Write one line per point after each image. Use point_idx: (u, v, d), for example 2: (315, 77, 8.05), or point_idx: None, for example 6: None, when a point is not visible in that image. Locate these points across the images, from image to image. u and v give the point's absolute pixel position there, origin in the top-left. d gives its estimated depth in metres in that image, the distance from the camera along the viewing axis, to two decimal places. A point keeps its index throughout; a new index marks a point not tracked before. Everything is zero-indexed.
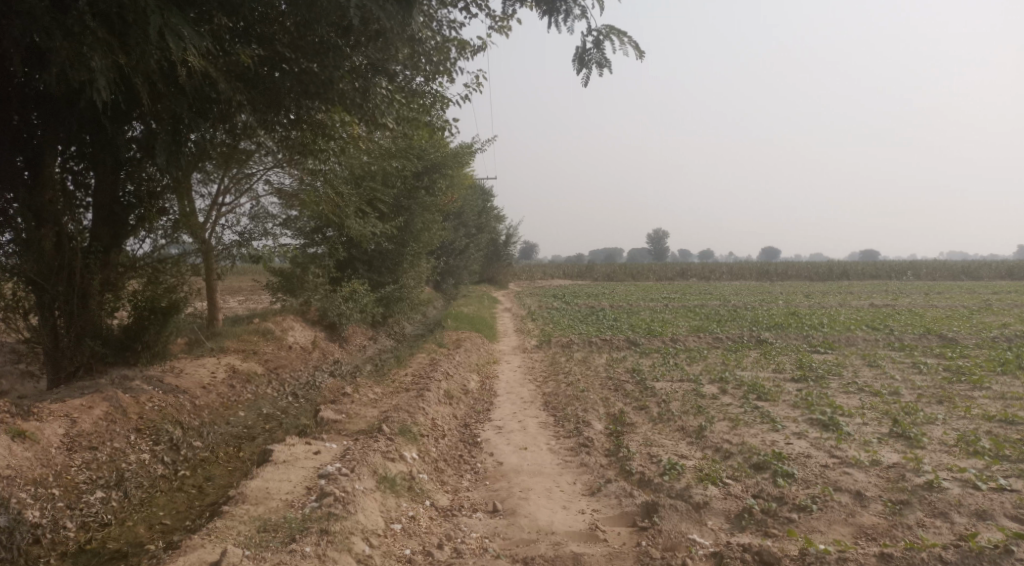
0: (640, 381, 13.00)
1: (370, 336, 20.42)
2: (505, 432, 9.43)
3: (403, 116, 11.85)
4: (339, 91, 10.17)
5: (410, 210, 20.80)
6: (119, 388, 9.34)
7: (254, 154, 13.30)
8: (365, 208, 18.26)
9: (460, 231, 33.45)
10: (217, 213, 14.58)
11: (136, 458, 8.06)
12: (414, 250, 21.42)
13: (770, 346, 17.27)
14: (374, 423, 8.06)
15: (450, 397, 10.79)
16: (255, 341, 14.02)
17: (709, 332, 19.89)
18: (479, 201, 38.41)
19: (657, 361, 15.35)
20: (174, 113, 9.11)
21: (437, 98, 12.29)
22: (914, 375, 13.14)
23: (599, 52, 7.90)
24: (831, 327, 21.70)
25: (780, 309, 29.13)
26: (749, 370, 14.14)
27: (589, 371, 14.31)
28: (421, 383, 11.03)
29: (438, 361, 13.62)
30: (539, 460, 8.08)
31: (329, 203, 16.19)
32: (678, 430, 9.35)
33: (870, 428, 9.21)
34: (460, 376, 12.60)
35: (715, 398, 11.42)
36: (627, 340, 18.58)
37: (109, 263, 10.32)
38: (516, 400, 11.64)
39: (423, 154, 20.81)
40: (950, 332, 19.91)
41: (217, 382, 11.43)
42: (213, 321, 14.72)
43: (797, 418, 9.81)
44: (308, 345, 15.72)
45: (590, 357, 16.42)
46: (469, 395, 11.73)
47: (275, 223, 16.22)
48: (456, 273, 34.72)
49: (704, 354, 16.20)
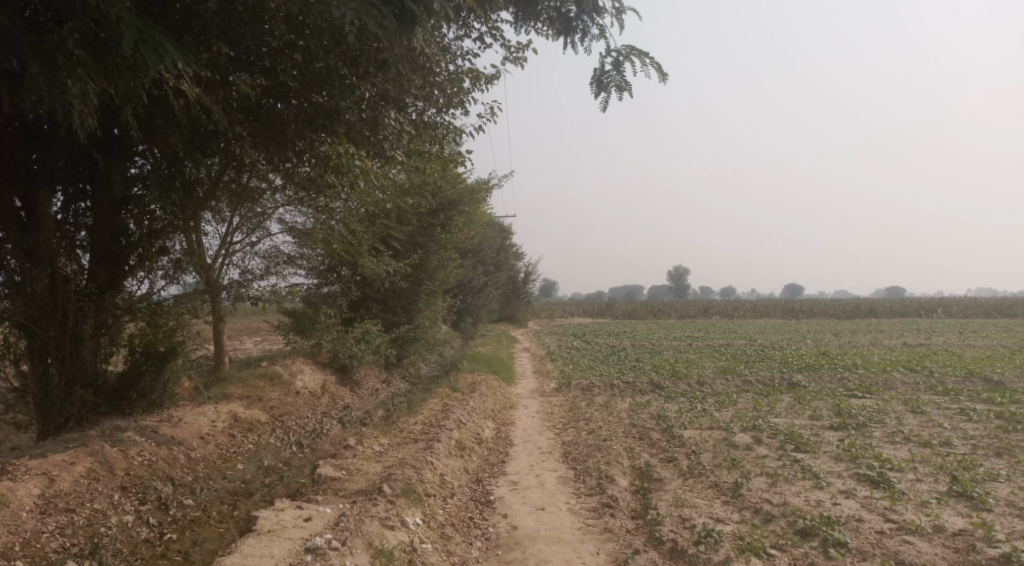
0: (666, 429, 12.14)
1: (384, 379, 19.74)
2: (520, 489, 8.65)
3: (412, 151, 11.48)
4: (344, 121, 9.81)
5: (425, 248, 20.31)
6: (108, 440, 8.74)
7: (265, 192, 12.93)
8: (378, 246, 17.82)
9: (477, 270, 32.96)
10: (228, 252, 14.18)
11: (118, 520, 7.43)
12: (430, 289, 20.88)
13: (803, 389, 16.29)
14: (375, 482, 7.35)
15: (462, 448, 10.04)
16: (260, 387, 13.42)
17: (737, 374, 18.93)
18: (497, 239, 38.05)
19: (684, 406, 14.48)
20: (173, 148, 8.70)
21: (449, 130, 11.89)
22: (965, 423, 12.12)
23: (618, 74, 7.38)
24: (866, 369, 20.61)
25: (809, 348, 28.01)
26: (783, 417, 13.20)
27: (612, 418, 13.47)
28: (431, 433, 10.30)
29: (451, 407, 12.89)
30: (557, 524, 7.29)
31: (341, 241, 15.75)
32: (711, 488, 8.50)
33: (925, 486, 8.29)
34: (474, 425, 11.85)
35: (749, 449, 10.54)
36: (651, 383, 17.70)
37: (104, 307, 9.82)
38: (533, 451, 10.85)
39: (438, 191, 20.40)
40: (994, 375, 18.75)
41: (217, 431, 10.82)
42: (219, 365, 14.19)
43: (843, 473, 8.91)
44: (317, 390, 15.12)
45: (612, 401, 15.58)
46: (483, 445, 10.96)
47: (288, 262, 15.76)
48: (474, 311, 34.13)
49: (734, 398, 15.28)
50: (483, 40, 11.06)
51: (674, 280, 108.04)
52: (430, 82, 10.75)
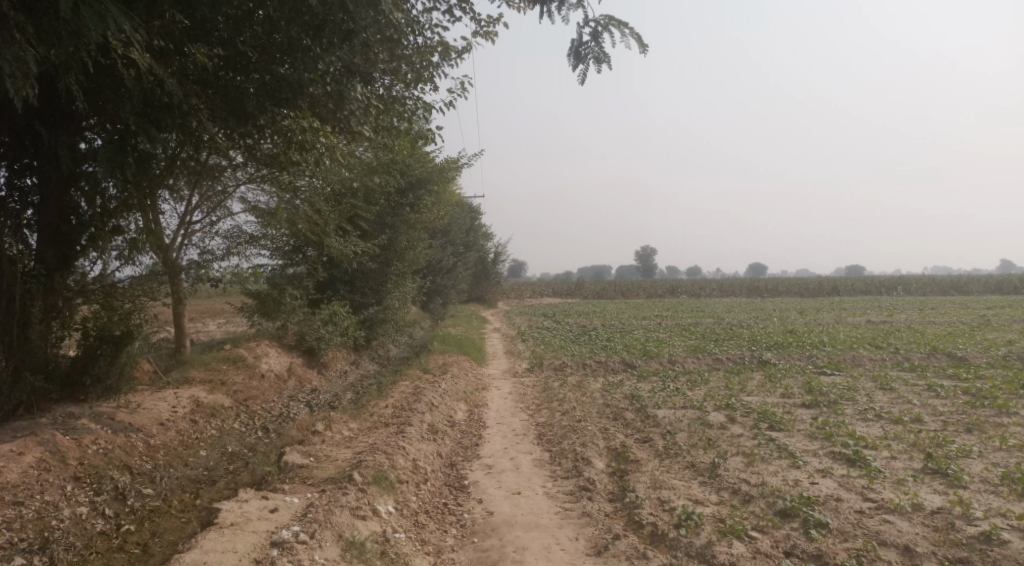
0: (640, 409, 12.03)
1: (352, 361, 19.30)
2: (495, 472, 8.43)
3: (380, 129, 11.05)
4: (309, 95, 9.31)
5: (394, 227, 19.85)
6: (60, 428, 8.27)
7: (226, 170, 12.39)
8: (345, 226, 17.37)
9: (446, 249, 32.54)
10: (188, 233, 13.63)
11: (71, 512, 7.03)
12: (399, 269, 20.45)
13: (773, 367, 16.36)
14: (345, 469, 7.06)
15: (434, 432, 9.78)
16: (223, 371, 12.94)
17: (708, 353, 18.96)
18: (466, 218, 37.59)
19: (657, 385, 14.42)
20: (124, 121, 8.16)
21: (418, 107, 11.48)
22: (933, 399, 12.25)
23: (597, 46, 7.06)
24: (833, 346, 20.82)
25: (777, 327, 28.32)
26: (755, 395, 13.19)
27: (585, 398, 13.32)
28: (402, 416, 10.01)
29: (422, 390, 12.59)
30: (534, 508, 7.11)
31: (307, 221, 15.25)
32: (689, 469, 8.39)
33: (900, 463, 8.30)
34: (446, 407, 11.59)
35: (725, 429, 10.47)
36: (623, 362, 17.62)
37: (53, 290, 9.25)
38: (507, 433, 10.63)
39: (406, 169, 19.91)
40: (957, 351, 19.09)
41: (177, 417, 10.38)
42: (180, 348, 13.67)
43: (818, 452, 8.88)
44: (283, 373, 14.71)
45: (584, 381, 15.43)
46: (455, 428, 10.72)
47: (252, 242, 15.24)
48: (444, 291, 33.76)
49: (706, 377, 15.27)
50: (453, 13, 10.64)
51: (642, 260, 108.65)
52: (397, 55, 10.32)
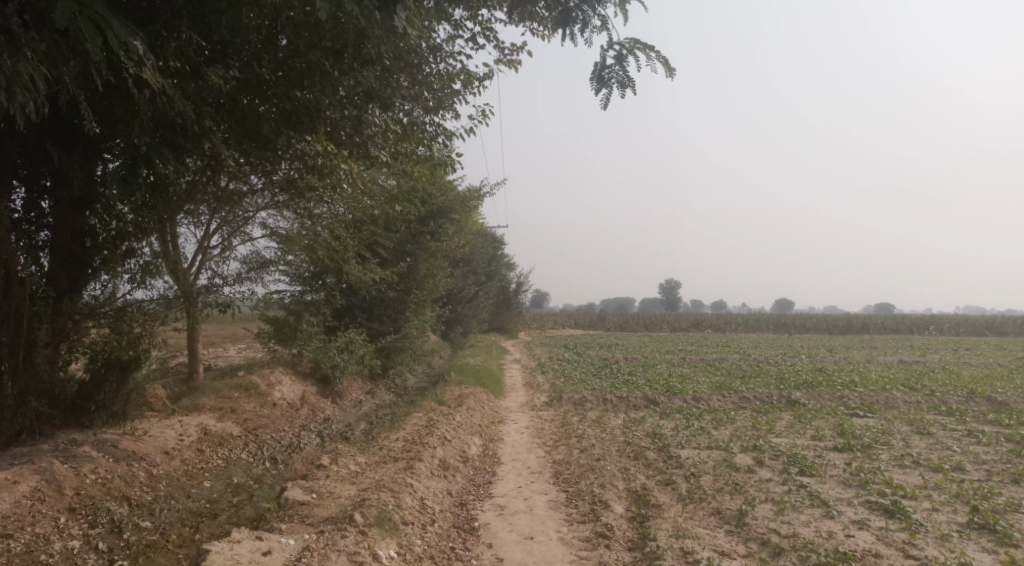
0: (662, 449, 11.51)
1: (368, 390, 18.95)
2: (507, 514, 7.99)
3: (398, 156, 10.85)
4: (325, 118, 9.16)
5: (415, 255, 19.65)
6: (59, 456, 8.04)
7: (246, 196, 12.29)
8: (364, 253, 17.19)
9: (468, 278, 32.33)
10: (206, 257, 13.54)
11: (61, 547, 6.77)
12: (418, 298, 20.18)
13: (802, 407, 15.70)
14: (347, 508, 6.70)
15: (446, 468, 9.38)
16: (234, 398, 12.68)
17: (733, 390, 18.32)
18: (488, 248, 37.41)
19: (680, 423, 13.86)
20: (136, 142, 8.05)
21: (438, 134, 11.31)
22: (975, 446, 11.56)
23: (621, 69, 6.80)
24: (865, 386, 20.03)
25: (804, 365, 27.44)
26: (784, 437, 12.59)
27: (605, 435, 12.82)
28: (413, 451, 9.63)
29: (436, 423, 12.21)
30: (547, 556, 6.66)
31: (325, 248, 15.10)
32: (713, 517, 7.88)
33: (943, 516, 7.71)
34: (460, 442, 11.19)
35: (752, 473, 9.91)
36: (645, 398, 17.07)
37: (61, 313, 9.11)
38: (522, 471, 10.18)
39: (428, 197, 19.77)
40: (997, 394, 18.24)
41: (184, 445, 10.12)
42: (194, 374, 13.46)
43: (853, 501, 8.31)
44: (296, 402, 14.43)
45: (604, 417, 14.91)
46: (468, 464, 10.30)
47: (270, 267, 15.09)
48: (464, 321, 33.47)
49: (732, 416, 14.67)
50: (476, 41, 10.51)
51: (665, 293, 107.57)
52: (418, 79, 10.19)
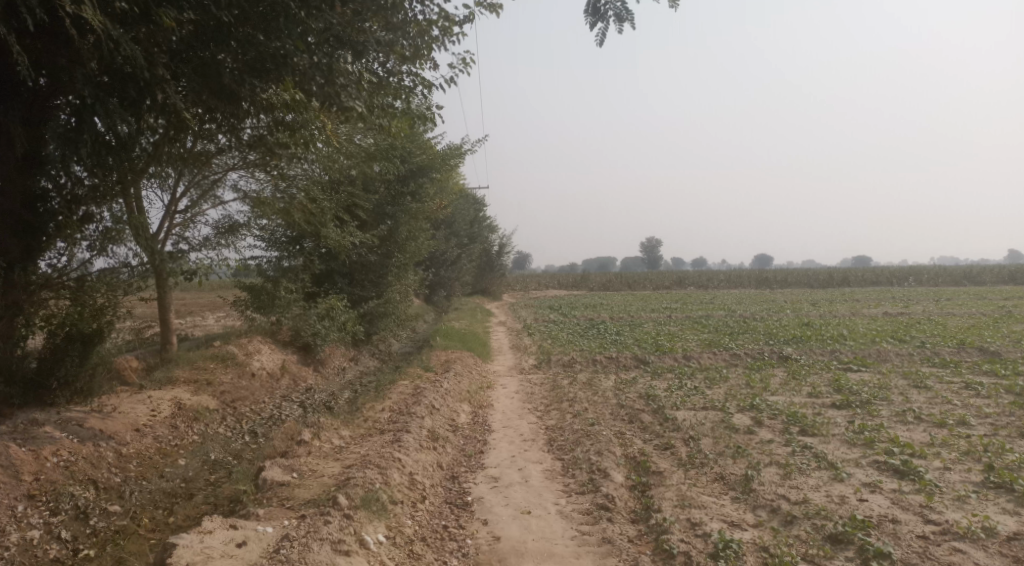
0: (658, 411, 11.14)
1: (351, 357, 18.41)
2: (502, 486, 7.56)
3: (373, 109, 10.13)
4: (293, 66, 8.42)
5: (395, 217, 18.93)
6: (17, 438, 7.46)
7: (214, 155, 11.49)
8: (342, 216, 16.45)
9: (451, 241, 31.64)
10: (175, 223, 12.77)
11: (20, 539, 6.25)
12: (400, 261, 19.50)
13: (795, 364, 15.43)
14: (330, 489, 6.23)
15: (435, 439, 8.91)
16: (210, 370, 12.08)
17: (724, 348, 18.02)
18: (470, 209, 36.68)
19: (673, 384, 13.51)
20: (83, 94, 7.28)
21: (415, 85, 10.57)
22: (974, 399, 11.32)
23: (619, 1, 6.16)
24: (855, 340, 19.82)
25: (791, 319, 27.29)
26: (780, 395, 12.29)
27: (597, 398, 12.43)
28: (399, 422, 9.14)
29: (422, 391, 11.72)
30: (547, 532, 6.26)
31: (302, 211, 14.38)
32: (718, 483, 7.52)
33: (956, 475, 7.41)
34: (448, 410, 10.72)
35: (753, 434, 9.56)
36: (635, 358, 16.70)
37: (13, 285, 8.37)
38: (514, 439, 9.75)
39: (408, 156, 18.97)
40: (987, 344, 18.12)
41: (156, 422, 9.56)
42: (167, 346, 12.77)
43: (861, 462, 7.97)
44: (276, 372, 13.87)
45: (595, 379, 14.54)
46: (457, 433, 9.85)
47: (243, 231, 14.32)
48: (447, 284, 32.94)
49: (725, 374, 14.34)
50: None
51: (647, 252, 107.48)
52: (392, 22, 9.41)
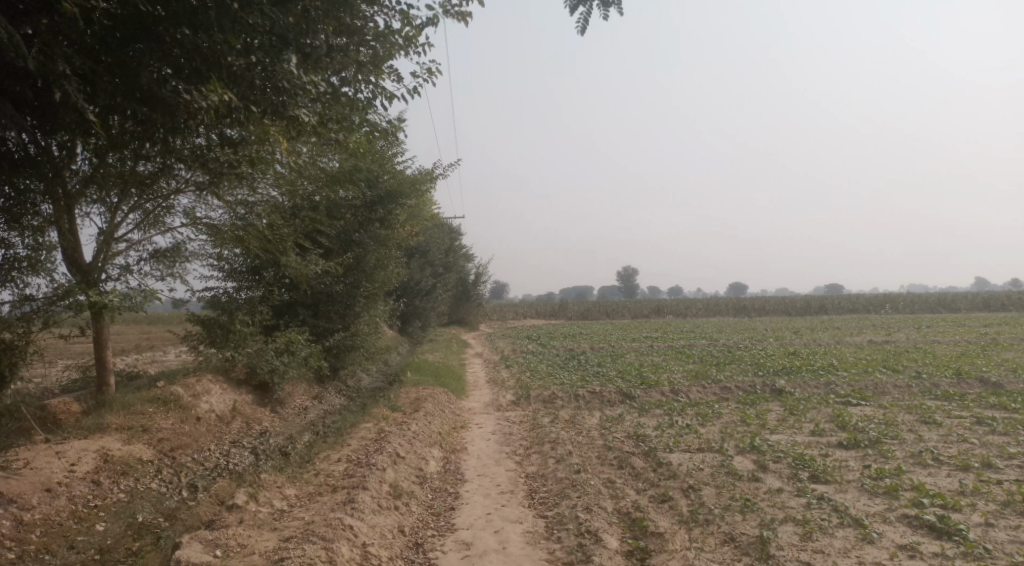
0: (649, 454, 10.03)
1: (314, 394, 17.09)
2: (476, 556, 6.40)
3: (326, 123, 9.18)
4: (229, 67, 7.39)
5: (363, 244, 17.77)
6: None
7: (158, 176, 10.33)
8: (303, 242, 15.27)
9: (423, 270, 30.47)
10: (113, 252, 11.48)
11: None
12: (369, 291, 18.25)
13: (790, 397, 14.45)
14: None
15: (397, 496, 7.71)
16: (149, 415, 10.71)
17: (713, 380, 16.99)
18: (445, 238, 35.68)
19: (664, 421, 12.42)
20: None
21: (375, 96, 9.63)
22: (992, 437, 10.39)
23: None
24: (848, 371, 18.92)
25: (777, 348, 26.48)
26: (780, 433, 11.25)
27: (582, 439, 11.28)
28: (356, 476, 7.92)
29: (387, 435, 10.50)
30: None
31: (259, 240, 13.22)
32: (728, 547, 6.47)
33: (1001, 533, 6.44)
34: (415, 458, 9.50)
35: (758, 482, 8.49)
36: (620, 392, 15.59)
37: None
38: (490, 492, 8.58)
39: (376, 180, 17.89)
40: (986, 373, 17.33)
41: (74, 478, 8.23)
42: (104, 386, 11.31)
43: (889, 517, 6.98)
44: (226, 414, 12.54)
45: (578, 417, 13.38)
46: (424, 487, 8.62)
47: (194, 260, 13.08)
48: (422, 315, 31.76)
49: (718, 410, 13.28)
50: None
51: (625, 281, 106.97)
52: (348, 26, 8.53)
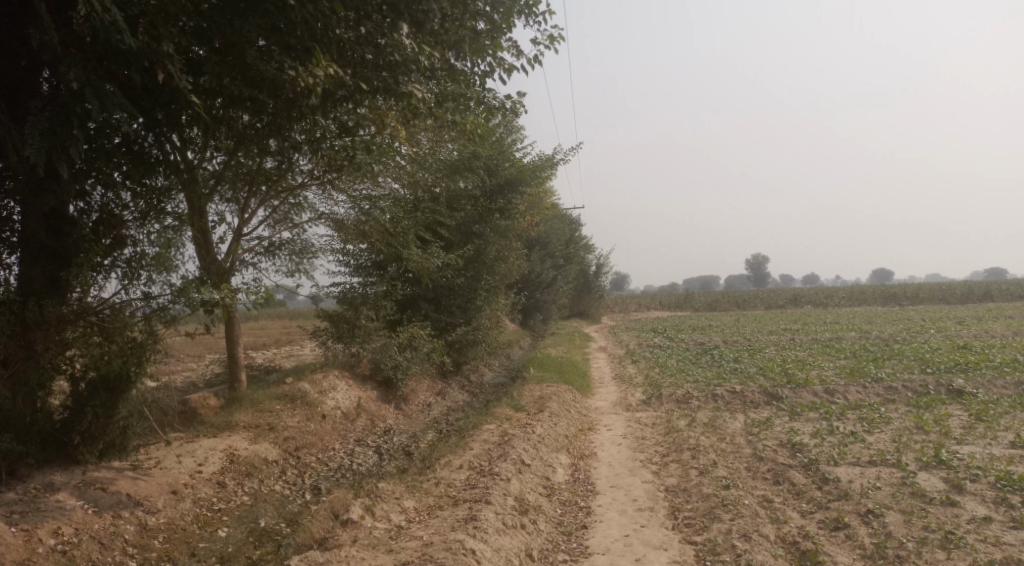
0: (810, 467, 8.68)
1: (438, 390, 16.81)
2: None
3: (444, 103, 8.69)
4: (331, 40, 7.07)
5: (483, 236, 17.27)
6: (19, 510, 6.19)
7: (283, 172, 10.24)
8: (424, 235, 14.93)
9: (544, 262, 29.78)
10: (244, 249, 11.57)
11: None
12: (490, 284, 17.72)
13: (975, 399, 12.38)
14: None
15: (524, 511, 6.97)
16: (276, 413, 10.58)
17: (872, 378, 15.01)
18: (565, 229, 34.86)
19: (822, 426, 10.91)
20: (70, 77, 6.04)
21: (493, 69, 9.25)
22: None
23: None
24: None
25: (942, 341, 23.47)
26: (972, 444, 9.48)
27: (727, 446, 10.04)
28: (478, 488, 7.26)
29: (510, 439, 9.78)
30: None
31: (380, 233, 13.00)
32: None
33: None
34: (541, 466, 8.72)
35: (957, 508, 6.98)
36: (765, 391, 14.05)
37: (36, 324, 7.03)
38: (626, 507, 7.64)
39: (495, 169, 17.37)
40: None
41: (201, 479, 8.13)
42: (236, 383, 11.34)
43: None
44: (352, 411, 12.35)
45: (719, 419, 12.09)
46: (553, 500, 7.81)
47: (320, 257, 13.05)
48: (544, 307, 31.13)
49: (886, 414, 11.53)
50: None
51: (753, 270, 101.58)
52: None
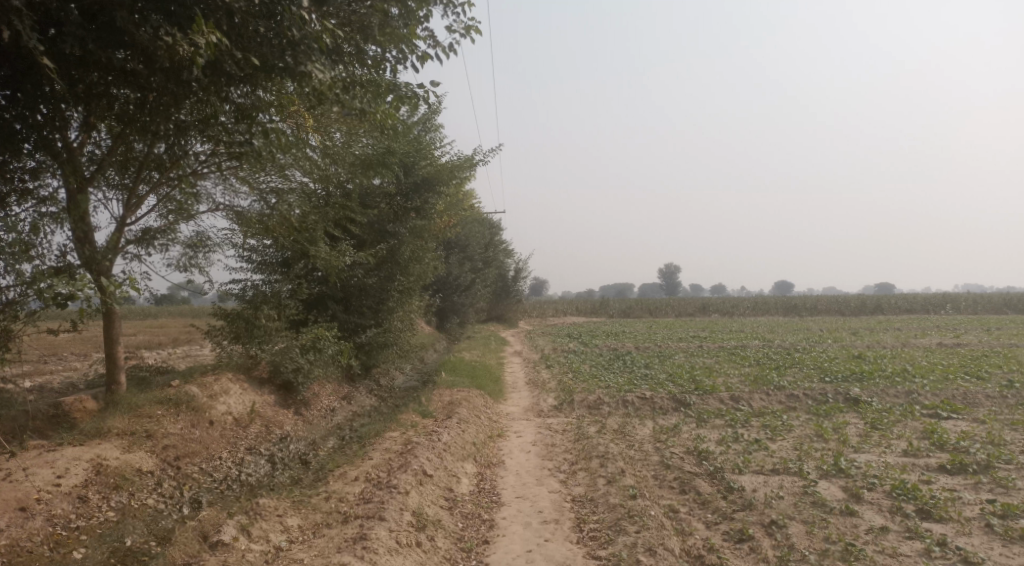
0: (716, 476, 8.62)
1: (343, 394, 16.04)
2: None
3: (351, 90, 8.13)
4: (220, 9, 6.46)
5: (398, 235, 16.65)
6: None
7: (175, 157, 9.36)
8: (333, 232, 14.20)
9: (461, 265, 29.31)
10: (130, 240, 10.57)
11: None
12: (403, 286, 17.08)
13: (870, 408, 12.81)
14: None
15: (421, 526, 6.51)
16: (156, 418, 9.62)
17: (775, 386, 15.36)
18: (485, 232, 34.55)
19: (727, 434, 10.96)
20: None
21: (406, 57, 8.78)
22: None
23: None
24: (926, 377, 17.08)
25: (839, 351, 24.53)
26: (868, 452, 9.70)
27: (636, 454, 9.89)
28: (373, 503, 6.73)
29: (413, 448, 9.26)
30: None
31: (283, 227, 12.20)
32: None
33: None
34: (444, 477, 8.25)
35: (855, 518, 7.02)
36: (675, 398, 14.10)
37: None
38: (531, 520, 7.29)
39: (411, 167, 16.80)
40: None
41: (58, 494, 7.23)
42: (115, 385, 10.28)
43: None
44: (245, 416, 11.48)
45: (628, 426, 11.98)
46: (453, 514, 7.37)
47: (218, 251, 12.12)
48: (461, 310, 30.63)
49: (789, 422, 11.72)
50: None
51: (666, 278, 104.53)
52: None
